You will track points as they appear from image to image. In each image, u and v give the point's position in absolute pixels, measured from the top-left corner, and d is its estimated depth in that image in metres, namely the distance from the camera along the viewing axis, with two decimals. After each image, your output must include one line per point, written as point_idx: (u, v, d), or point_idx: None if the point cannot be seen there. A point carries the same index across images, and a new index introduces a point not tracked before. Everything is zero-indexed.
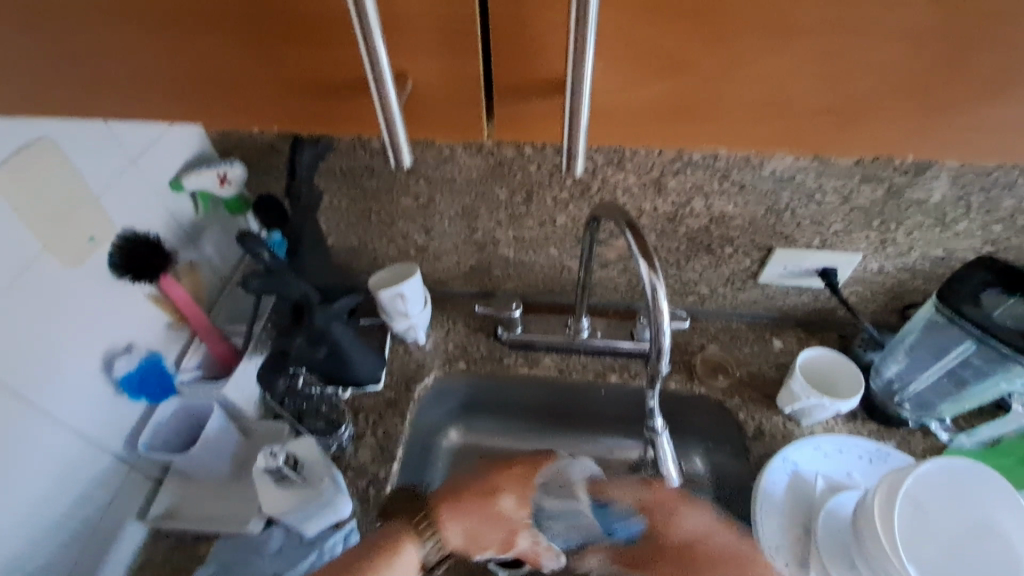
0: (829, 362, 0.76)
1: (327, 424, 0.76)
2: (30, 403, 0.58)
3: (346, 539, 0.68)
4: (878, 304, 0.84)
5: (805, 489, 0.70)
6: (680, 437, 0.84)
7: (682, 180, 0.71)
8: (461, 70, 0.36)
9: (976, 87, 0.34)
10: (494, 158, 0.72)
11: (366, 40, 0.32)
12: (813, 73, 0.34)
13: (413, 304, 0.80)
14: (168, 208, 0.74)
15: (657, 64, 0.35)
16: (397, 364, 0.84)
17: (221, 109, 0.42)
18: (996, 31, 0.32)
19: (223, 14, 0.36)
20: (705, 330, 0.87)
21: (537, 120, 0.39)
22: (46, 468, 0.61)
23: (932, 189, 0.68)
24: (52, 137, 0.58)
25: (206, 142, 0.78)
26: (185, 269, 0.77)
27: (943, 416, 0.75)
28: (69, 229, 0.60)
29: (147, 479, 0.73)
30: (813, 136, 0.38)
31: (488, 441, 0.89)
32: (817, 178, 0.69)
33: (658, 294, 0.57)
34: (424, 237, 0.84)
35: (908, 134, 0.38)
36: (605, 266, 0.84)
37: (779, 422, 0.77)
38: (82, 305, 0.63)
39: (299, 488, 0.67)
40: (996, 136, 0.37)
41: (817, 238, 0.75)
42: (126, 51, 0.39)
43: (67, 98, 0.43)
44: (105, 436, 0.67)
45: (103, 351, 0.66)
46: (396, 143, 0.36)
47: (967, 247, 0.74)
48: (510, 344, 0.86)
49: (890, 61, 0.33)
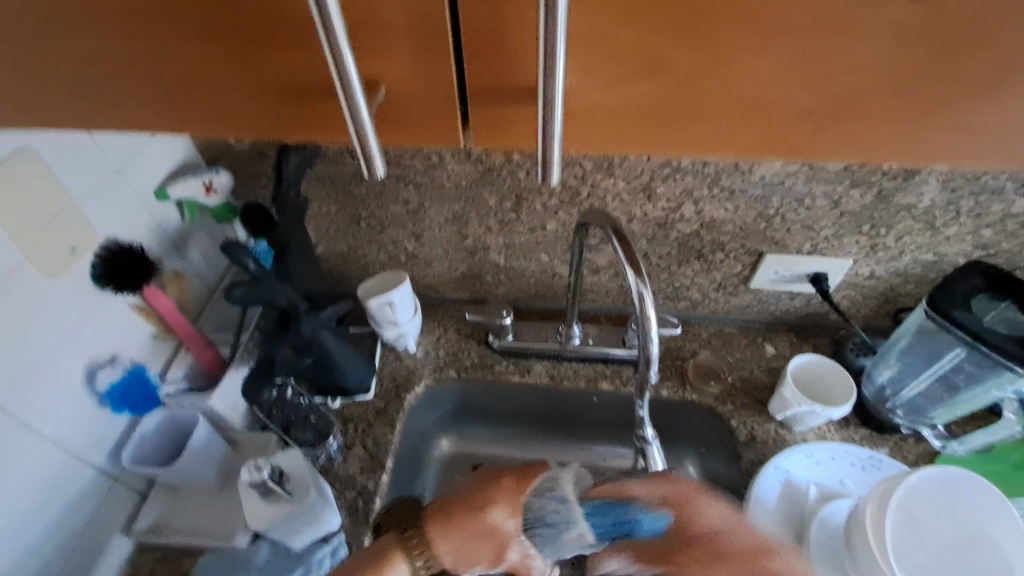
0: (822, 368, 0.76)
1: (316, 436, 0.74)
2: (11, 416, 0.57)
3: (334, 553, 0.67)
4: (870, 308, 0.83)
5: (797, 495, 0.70)
6: (672, 443, 0.84)
7: (671, 185, 0.71)
8: (435, 76, 0.36)
9: (962, 93, 0.34)
10: (482, 164, 0.72)
11: (334, 48, 0.31)
12: (791, 81, 0.34)
13: (402, 311, 0.79)
14: (152, 217, 0.73)
15: (635, 72, 0.35)
16: (387, 373, 0.83)
17: (197, 121, 0.42)
18: (978, 37, 0.31)
19: (193, 23, 0.35)
20: (698, 334, 0.87)
21: (515, 126, 0.38)
22: (27, 483, 0.60)
23: (922, 194, 0.68)
24: (33, 147, 0.57)
25: (192, 149, 0.77)
26: (170, 277, 0.76)
27: (936, 422, 0.74)
28: (50, 239, 0.59)
29: (132, 491, 0.72)
30: (796, 143, 0.38)
31: (480, 450, 0.89)
32: (806, 183, 0.68)
33: (645, 302, 0.57)
34: (414, 243, 0.83)
35: (894, 141, 0.37)
36: (596, 272, 0.84)
37: (772, 428, 0.76)
38: (64, 316, 0.62)
39: (285, 503, 0.65)
40: (984, 140, 0.36)
41: (808, 242, 0.75)
42: (96, 60, 0.38)
43: (42, 110, 0.42)
44: (88, 448, 0.66)
45: (86, 361, 0.65)
46: (370, 153, 0.36)
47: (957, 250, 0.74)
48: (501, 351, 0.85)
49: (868, 69, 0.33)
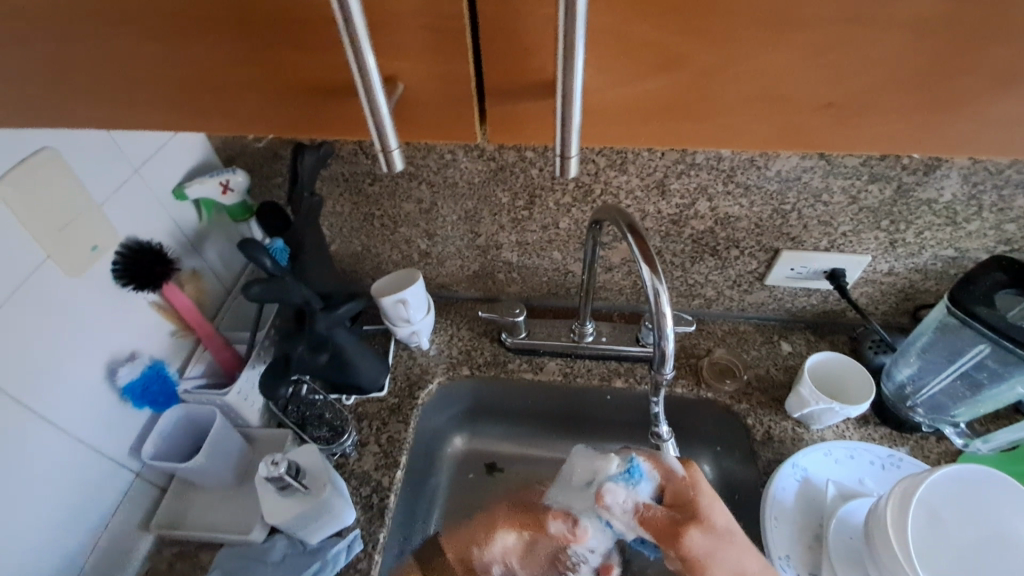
0: (840, 365, 0.74)
1: (330, 431, 0.75)
2: (34, 413, 0.58)
3: (349, 548, 0.67)
4: (889, 305, 0.82)
5: (815, 495, 0.69)
6: (686, 441, 0.83)
7: (685, 181, 0.70)
8: (452, 73, 0.36)
9: (983, 84, 0.33)
10: (496, 162, 0.72)
11: (353, 43, 0.31)
12: (812, 73, 0.34)
13: (416, 310, 0.79)
14: (171, 216, 0.74)
15: (653, 66, 0.34)
16: (401, 370, 0.84)
17: (216, 120, 0.42)
18: (1006, 25, 0.31)
19: (212, 23, 0.36)
20: (712, 332, 0.86)
21: (532, 123, 0.38)
22: (53, 478, 0.61)
23: (943, 188, 0.67)
24: (56, 147, 0.58)
25: (208, 149, 0.78)
26: (188, 276, 0.77)
27: (959, 421, 0.72)
28: (71, 238, 0.60)
29: (152, 487, 0.73)
30: (813, 136, 0.37)
31: (493, 447, 0.88)
32: (824, 178, 0.67)
33: (661, 298, 0.56)
34: (426, 241, 0.84)
35: (915, 132, 0.37)
36: (609, 270, 0.84)
37: (788, 426, 0.75)
38: (84, 312, 0.63)
39: (301, 497, 0.65)
40: (1008, 132, 0.36)
41: (825, 238, 0.74)
42: (118, 61, 0.39)
43: (66, 111, 0.43)
44: (110, 445, 0.67)
45: (106, 359, 0.66)
46: (388, 148, 0.36)
47: (979, 246, 0.72)
48: (514, 349, 0.85)
49: (889, 60, 0.33)
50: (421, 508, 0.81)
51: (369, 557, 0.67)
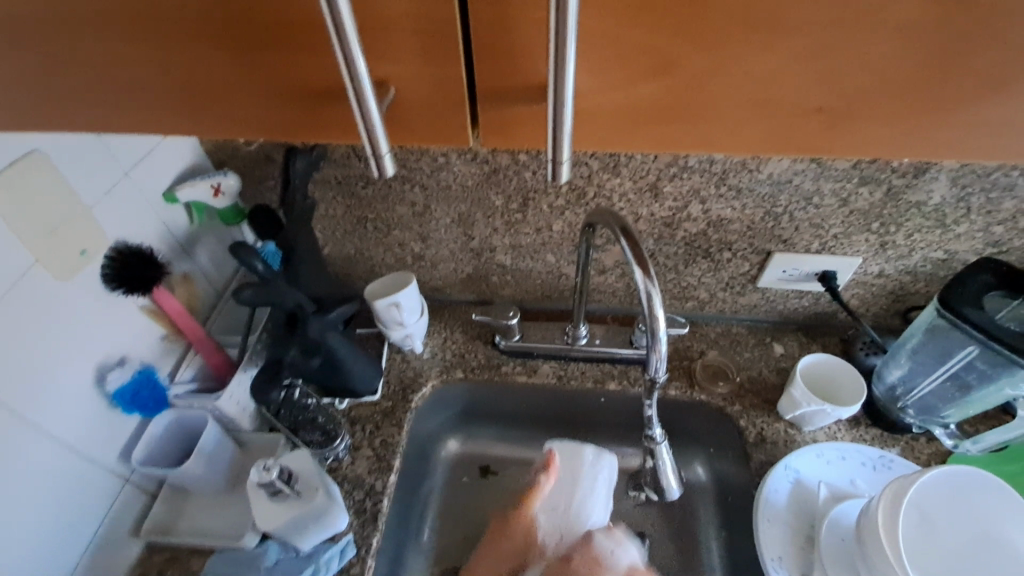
0: (831, 366, 0.75)
1: (323, 435, 0.74)
2: (23, 419, 0.58)
3: (343, 553, 0.67)
4: (880, 307, 0.83)
5: (808, 496, 0.69)
6: (680, 443, 0.83)
7: (678, 184, 0.70)
8: (444, 77, 0.36)
9: (971, 90, 0.34)
10: (489, 165, 0.71)
11: (345, 48, 0.31)
12: (803, 78, 0.34)
13: (408, 313, 0.79)
14: (161, 219, 0.74)
15: (646, 70, 0.34)
16: (394, 374, 0.84)
17: (207, 124, 0.42)
18: (993, 31, 0.31)
19: (202, 26, 0.35)
20: (705, 334, 0.86)
21: (525, 127, 0.38)
22: (40, 485, 0.60)
23: (931, 191, 0.67)
24: (45, 151, 0.58)
25: (199, 152, 0.78)
26: (179, 279, 0.77)
27: (948, 422, 0.73)
28: (61, 241, 0.59)
29: (142, 492, 0.72)
30: (805, 140, 0.38)
31: (487, 450, 0.88)
32: (815, 181, 0.68)
33: (654, 301, 0.56)
34: (420, 244, 0.83)
35: (905, 138, 0.37)
36: (602, 272, 0.84)
37: (781, 428, 0.75)
38: (75, 317, 0.62)
39: (293, 502, 0.65)
40: (996, 137, 0.36)
41: (816, 240, 0.74)
42: (107, 64, 0.38)
43: (55, 115, 0.42)
44: (99, 450, 0.67)
45: (96, 363, 0.66)
46: (380, 153, 0.36)
47: (968, 248, 0.73)
48: (508, 352, 0.85)
49: (878, 66, 0.33)
50: (415, 513, 0.80)
51: (362, 561, 0.67)
